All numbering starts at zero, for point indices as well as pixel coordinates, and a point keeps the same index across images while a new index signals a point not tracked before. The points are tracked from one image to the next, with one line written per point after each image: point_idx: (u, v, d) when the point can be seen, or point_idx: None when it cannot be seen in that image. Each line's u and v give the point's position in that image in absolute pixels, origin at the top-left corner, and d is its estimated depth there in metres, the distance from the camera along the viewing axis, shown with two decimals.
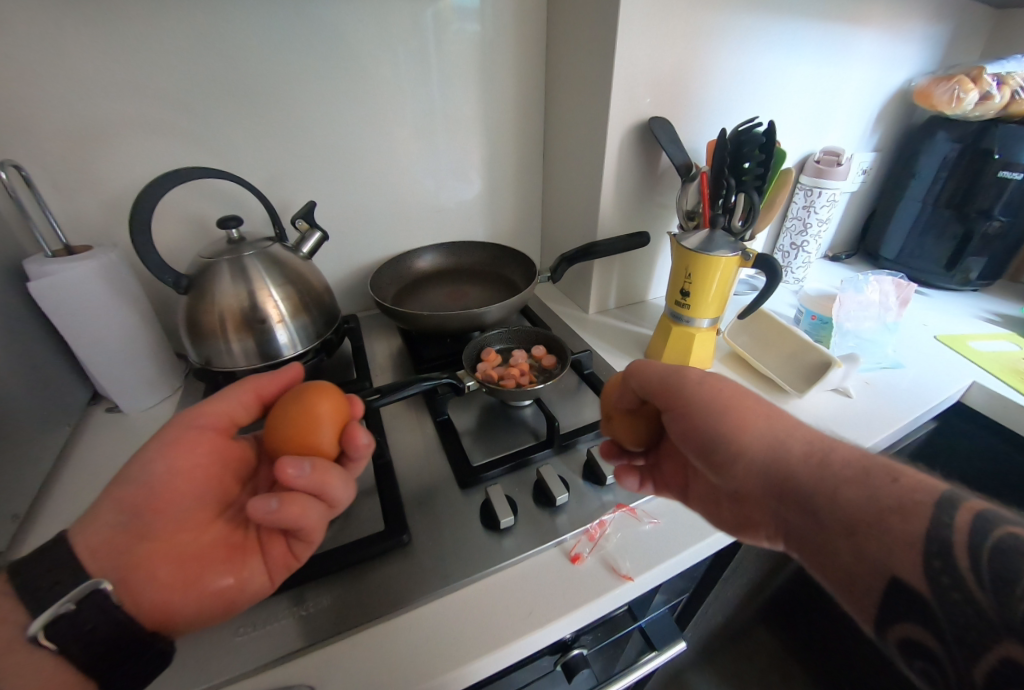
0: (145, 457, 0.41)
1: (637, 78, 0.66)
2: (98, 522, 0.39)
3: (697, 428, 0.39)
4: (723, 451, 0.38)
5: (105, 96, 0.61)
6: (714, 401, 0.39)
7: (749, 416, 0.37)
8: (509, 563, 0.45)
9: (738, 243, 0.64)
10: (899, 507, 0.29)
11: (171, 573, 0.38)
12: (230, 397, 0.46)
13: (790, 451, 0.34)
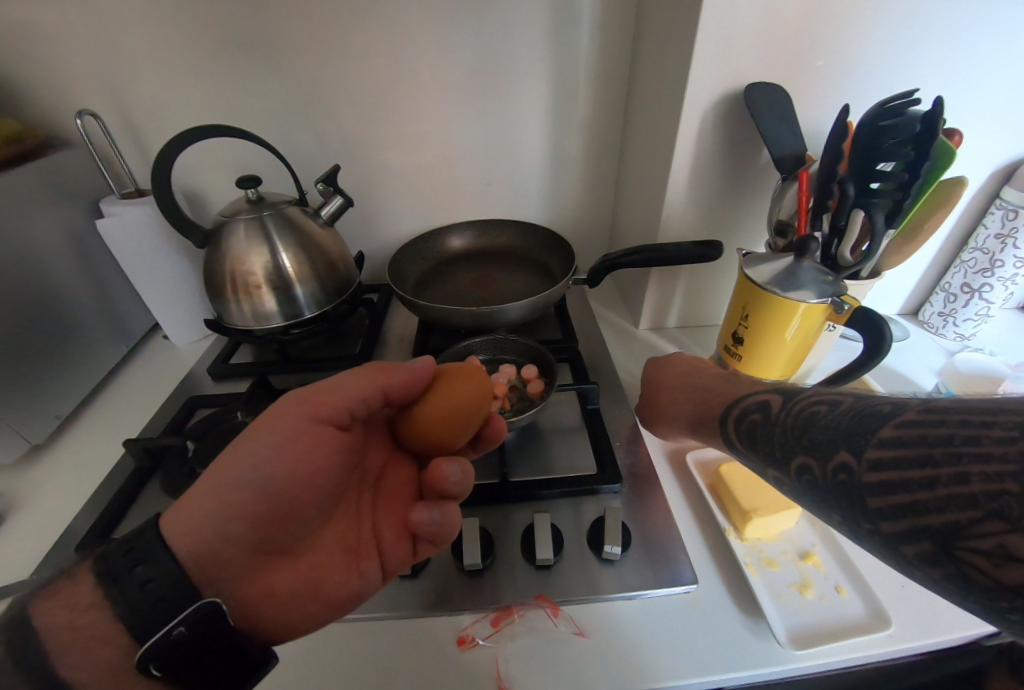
0: (288, 455, 0.33)
1: (730, 30, 0.48)
2: (206, 520, 0.31)
3: (663, 418, 0.44)
4: (667, 399, 0.44)
5: (177, 52, 0.66)
6: (663, 377, 0.46)
7: (680, 368, 0.45)
8: (387, 618, 0.40)
9: (837, 284, 0.43)
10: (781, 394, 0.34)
11: (288, 580, 0.34)
12: (355, 387, 0.36)
13: (711, 379, 0.41)
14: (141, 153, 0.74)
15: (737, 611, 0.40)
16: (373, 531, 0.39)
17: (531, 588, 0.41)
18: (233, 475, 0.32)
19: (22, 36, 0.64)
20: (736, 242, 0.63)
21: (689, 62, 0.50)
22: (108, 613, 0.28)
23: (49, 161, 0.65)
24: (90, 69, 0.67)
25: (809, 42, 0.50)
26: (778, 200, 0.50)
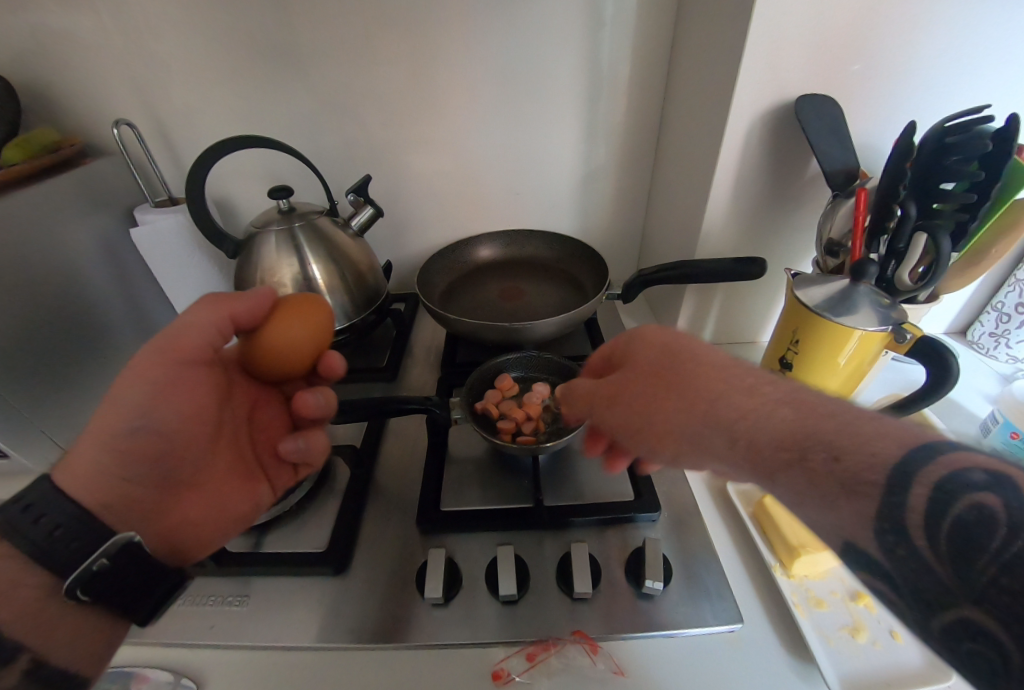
0: (156, 401, 0.36)
1: (784, 39, 0.46)
2: (94, 468, 0.34)
3: (626, 423, 0.34)
4: (640, 407, 0.33)
5: (213, 61, 0.66)
6: (640, 382, 0.34)
7: (667, 371, 0.33)
8: (420, 648, 0.39)
9: (895, 309, 0.41)
10: (799, 441, 0.25)
11: (194, 506, 0.39)
12: (201, 327, 0.38)
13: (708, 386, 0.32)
14: (172, 161, 0.75)
15: (785, 654, 0.38)
16: (257, 456, 0.46)
17: (567, 621, 0.39)
18: (97, 416, 0.35)
19: (59, 46, 0.64)
20: (778, 258, 0.60)
21: (734, 72, 0.48)
22: (25, 567, 0.30)
23: (84, 169, 0.65)
24: (127, 79, 0.68)
25: (863, 51, 0.47)
26: (829, 217, 0.48)
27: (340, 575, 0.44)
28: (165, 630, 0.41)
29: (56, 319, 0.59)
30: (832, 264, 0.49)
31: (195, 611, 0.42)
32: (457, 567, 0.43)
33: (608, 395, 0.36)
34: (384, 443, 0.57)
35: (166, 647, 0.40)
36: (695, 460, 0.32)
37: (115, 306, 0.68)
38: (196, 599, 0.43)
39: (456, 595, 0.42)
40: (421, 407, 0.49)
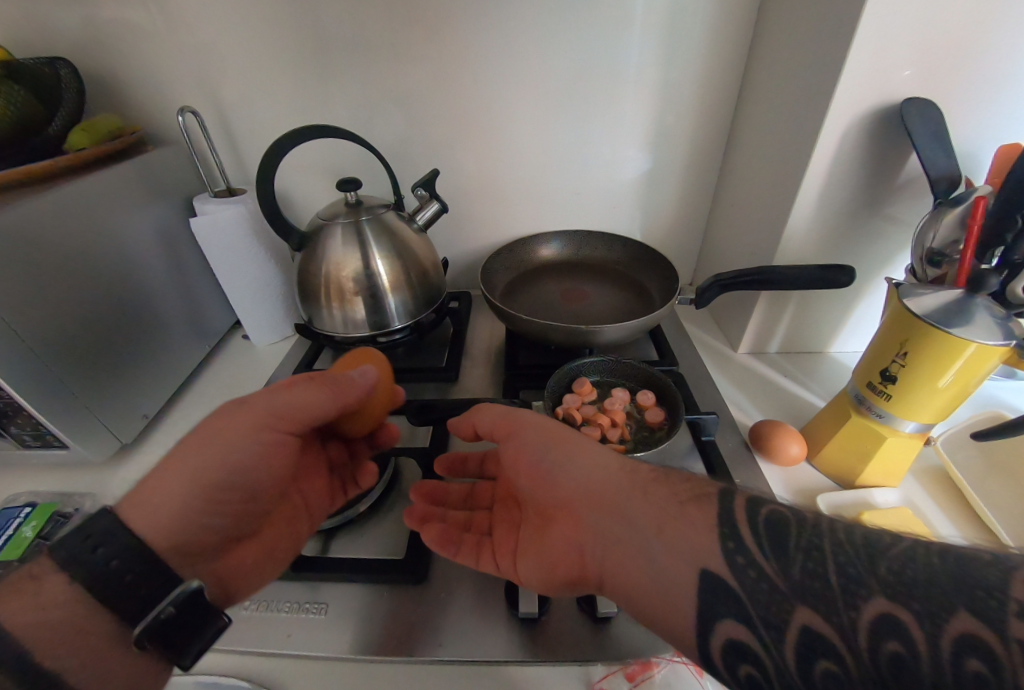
0: (258, 447, 0.39)
1: (894, 40, 0.44)
2: (181, 504, 0.36)
3: (528, 446, 0.41)
4: (574, 449, 0.38)
5: (280, 51, 0.65)
6: (545, 423, 0.41)
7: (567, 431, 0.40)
8: (512, 663, 0.37)
9: (1015, 322, 0.39)
10: (706, 562, 0.29)
11: (248, 550, 0.40)
12: (318, 403, 0.41)
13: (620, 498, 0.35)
14: (230, 152, 0.74)
15: None
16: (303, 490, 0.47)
17: (667, 641, 0.38)
18: (196, 454, 0.37)
19: (126, 31, 0.63)
20: (861, 267, 0.58)
21: (836, 73, 0.47)
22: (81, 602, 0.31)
23: (146, 157, 0.64)
24: (190, 67, 0.67)
25: (976, 55, 0.46)
26: (933, 225, 0.46)
27: (418, 584, 0.42)
28: (241, 634, 0.40)
29: (116, 309, 0.58)
30: (933, 273, 0.47)
31: (270, 617, 0.40)
32: None
33: (507, 435, 0.43)
34: (451, 446, 0.56)
35: (245, 652, 0.39)
36: (633, 507, 0.33)
37: (170, 296, 0.67)
38: (272, 604, 0.41)
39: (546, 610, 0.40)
40: None
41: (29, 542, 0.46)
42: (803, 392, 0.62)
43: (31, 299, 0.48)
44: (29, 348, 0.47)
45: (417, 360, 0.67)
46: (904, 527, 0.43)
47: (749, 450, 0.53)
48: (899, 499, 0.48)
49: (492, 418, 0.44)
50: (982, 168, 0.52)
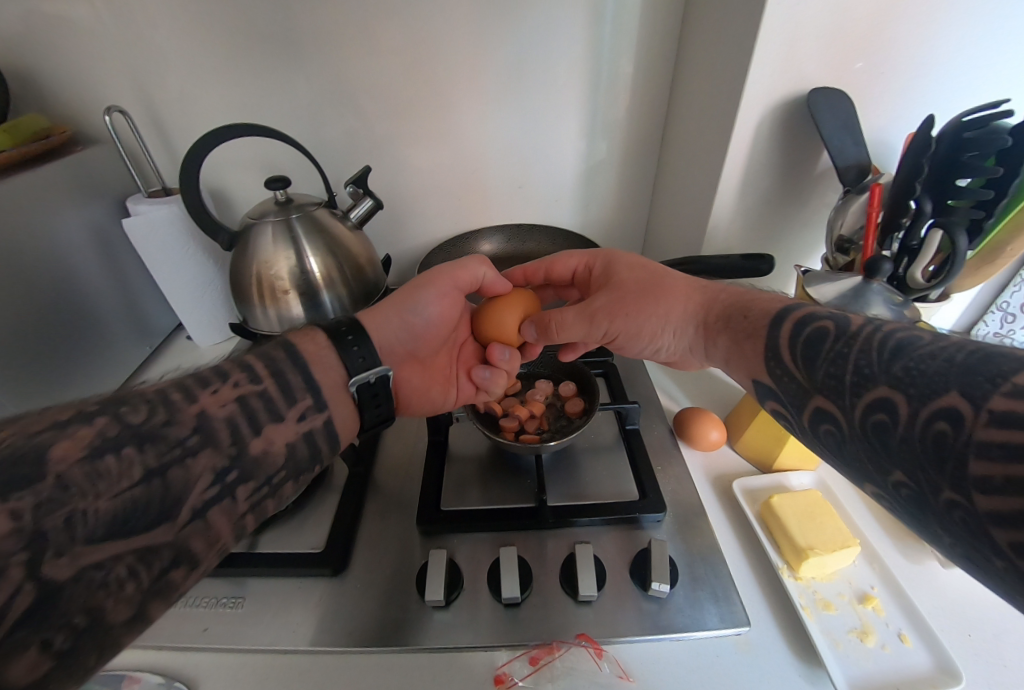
0: (434, 315, 0.47)
1: (800, 31, 0.45)
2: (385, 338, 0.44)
3: (603, 329, 0.44)
4: (653, 333, 0.42)
5: (208, 47, 0.64)
6: (622, 297, 0.43)
7: (647, 306, 0.42)
8: (423, 651, 0.38)
9: (908, 307, 0.41)
10: (758, 377, 0.34)
11: (416, 375, 0.47)
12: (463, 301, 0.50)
13: (687, 338, 0.41)
14: (167, 151, 0.73)
15: (793, 656, 0.37)
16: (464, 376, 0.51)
17: (571, 624, 0.39)
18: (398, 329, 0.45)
19: (50, 28, 0.62)
20: (785, 256, 0.60)
21: (746, 63, 0.47)
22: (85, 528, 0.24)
23: (74, 158, 0.63)
24: (119, 64, 0.65)
25: (879, 45, 0.46)
26: (841, 213, 0.47)
27: (339, 575, 0.44)
28: (155, 629, 0.40)
29: (45, 312, 0.58)
30: (841, 260, 0.48)
31: (187, 612, 0.41)
32: (457, 568, 0.42)
33: (581, 322, 0.44)
34: (386, 441, 0.57)
35: (160, 649, 0.39)
36: (710, 344, 0.39)
37: (107, 298, 0.67)
38: (191, 600, 0.42)
39: (459, 594, 0.41)
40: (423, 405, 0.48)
41: None
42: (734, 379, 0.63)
43: None
44: None
45: None
46: (809, 508, 0.44)
47: (674, 438, 0.55)
48: (813, 482, 0.49)
49: (564, 313, 0.45)
50: (894, 157, 0.54)
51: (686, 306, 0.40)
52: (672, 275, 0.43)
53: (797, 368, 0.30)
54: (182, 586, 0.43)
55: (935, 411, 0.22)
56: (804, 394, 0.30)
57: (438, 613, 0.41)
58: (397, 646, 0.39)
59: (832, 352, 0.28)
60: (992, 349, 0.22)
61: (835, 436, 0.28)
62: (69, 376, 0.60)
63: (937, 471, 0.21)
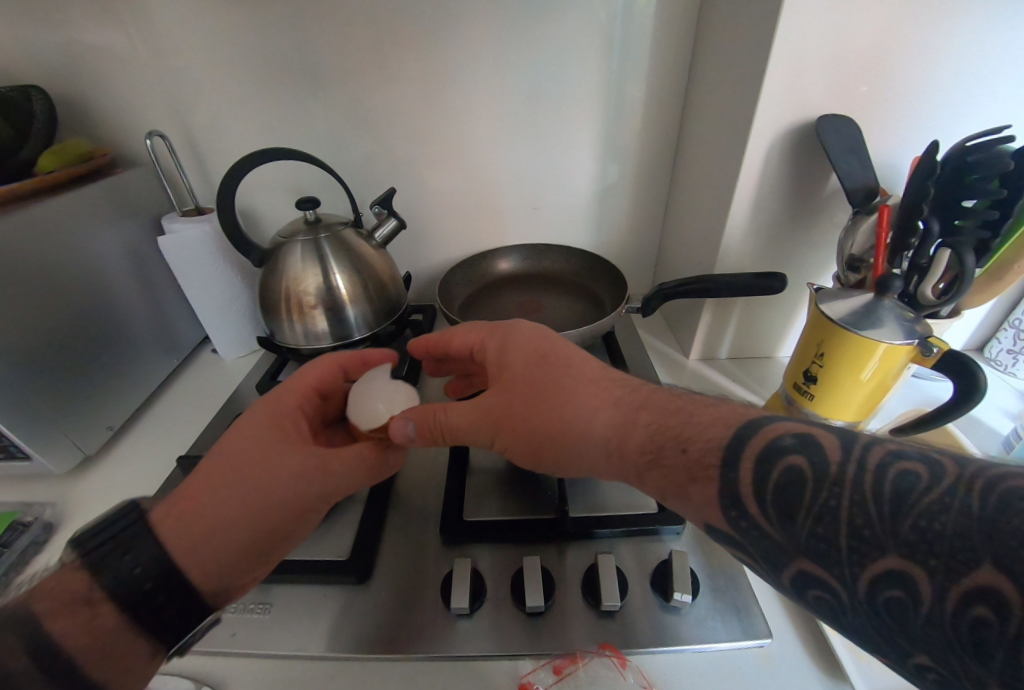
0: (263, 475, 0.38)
1: (808, 63, 0.48)
2: (204, 537, 0.36)
3: (502, 436, 0.42)
4: (568, 436, 0.38)
5: (244, 77, 0.68)
6: (530, 382, 0.41)
7: (556, 387, 0.40)
8: (447, 659, 0.39)
9: (920, 323, 0.42)
10: (710, 520, 0.31)
11: (236, 545, 0.36)
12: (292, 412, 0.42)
13: (590, 450, 0.38)
14: (201, 173, 0.77)
15: (815, 670, 0.37)
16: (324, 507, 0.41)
17: (594, 634, 0.39)
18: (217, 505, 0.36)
19: (101, 61, 0.67)
20: (796, 275, 0.61)
21: (757, 92, 0.50)
22: None
23: (116, 180, 0.67)
24: (161, 94, 0.70)
25: (882, 74, 0.49)
26: (851, 234, 0.49)
27: (364, 583, 0.44)
28: None
29: (81, 324, 0.60)
30: (853, 278, 0.50)
31: (216, 617, 0.42)
32: (480, 577, 0.43)
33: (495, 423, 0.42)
34: (407, 453, 0.58)
35: (189, 652, 0.40)
36: (625, 470, 0.36)
37: (139, 312, 0.70)
38: None
39: (483, 604, 0.42)
40: None
41: None
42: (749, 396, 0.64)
43: None
44: None
45: None
46: None
47: None
48: None
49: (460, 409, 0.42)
50: (901, 179, 0.56)
51: (596, 421, 0.37)
52: (567, 370, 0.41)
53: (876, 518, 0.25)
54: None
55: (972, 588, 0.21)
56: (868, 550, 0.25)
57: (460, 622, 0.41)
58: (422, 656, 0.39)
59: (918, 507, 0.24)
60: (1009, 495, 0.22)
61: (828, 603, 0.27)
62: (98, 386, 0.62)
63: (971, 655, 0.21)
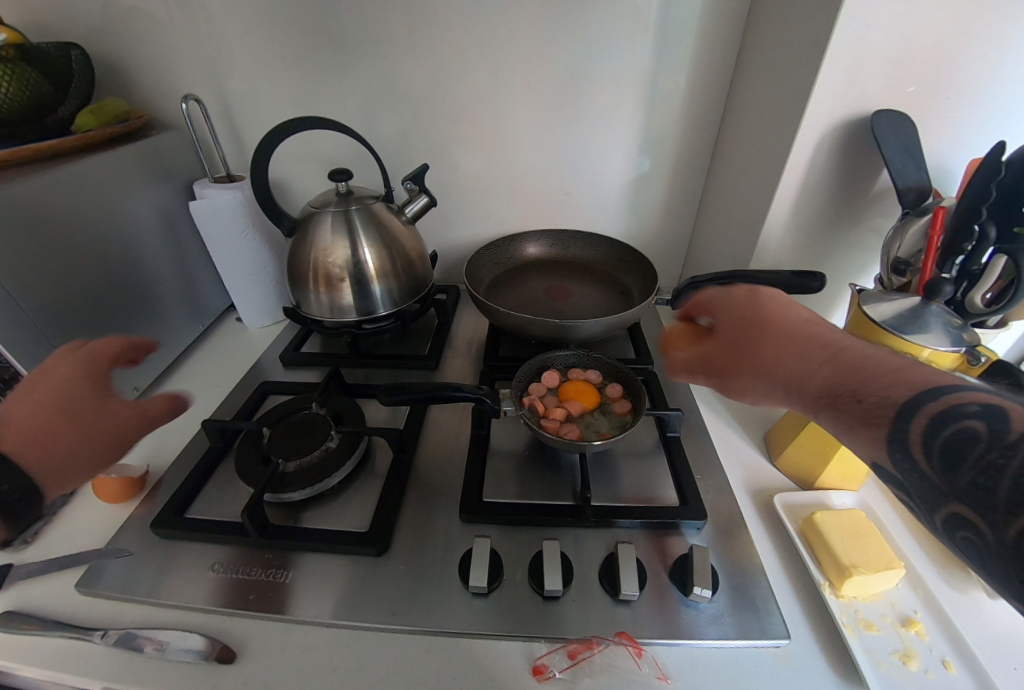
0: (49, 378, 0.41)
1: (868, 56, 0.46)
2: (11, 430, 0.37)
3: (793, 339, 0.35)
4: (779, 361, 0.34)
5: (282, 45, 0.68)
6: (742, 312, 0.39)
7: (758, 319, 0.38)
8: (462, 635, 0.39)
9: (968, 331, 0.41)
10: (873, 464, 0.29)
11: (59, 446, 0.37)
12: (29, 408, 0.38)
13: (881, 358, 0.31)
14: (233, 140, 0.77)
15: (833, 674, 0.37)
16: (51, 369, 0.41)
17: (611, 622, 0.39)
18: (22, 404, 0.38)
19: (140, 22, 0.66)
20: (835, 275, 0.60)
21: (812, 83, 0.48)
22: None
23: (151, 142, 0.67)
24: (198, 58, 0.69)
25: (948, 71, 0.47)
26: (899, 235, 0.47)
27: (383, 555, 0.45)
28: (206, 592, 0.42)
29: (110, 283, 0.60)
30: (896, 282, 0.48)
31: (237, 578, 0.43)
32: (499, 557, 0.43)
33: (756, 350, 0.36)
34: (427, 431, 0.58)
35: (211, 609, 0.41)
36: (802, 359, 0.33)
37: (167, 276, 0.70)
38: (239, 568, 0.44)
39: (500, 584, 0.42)
40: (471, 396, 0.49)
41: None
42: None
43: (30, 268, 0.50)
44: (26, 317, 0.50)
45: (402, 347, 0.70)
46: (852, 527, 0.44)
47: (714, 450, 0.55)
48: (855, 502, 0.49)
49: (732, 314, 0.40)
50: (955, 181, 0.53)
51: (801, 351, 0.34)
52: (773, 306, 0.39)
53: (929, 469, 0.25)
54: (231, 554, 0.45)
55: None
56: (935, 497, 0.25)
57: (477, 600, 0.41)
58: (440, 631, 0.39)
59: (979, 462, 0.23)
60: None
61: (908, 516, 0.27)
62: None
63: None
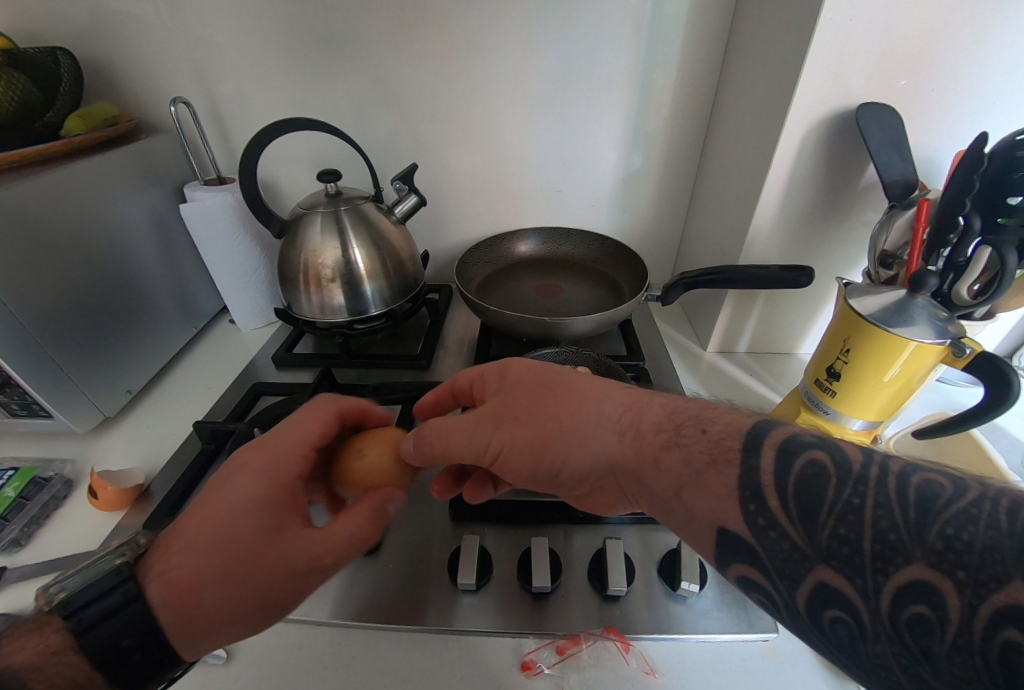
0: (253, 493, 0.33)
1: (851, 50, 0.46)
2: (181, 566, 0.31)
3: (588, 419, 0.35)
4: (574, 444, 0.35)
5: (269, 47, 0.68)
6: (530, 380, 0.39)
7: (556, 391, 0.37)
8: (451, 632, 0.39)
9: (954, 323, 0.41)
10: (724, 521, 0.28)
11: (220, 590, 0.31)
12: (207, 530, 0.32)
13: (664, 443, 0.32)
14: (223, 142, 0.77)
15: (820, 666, 0.37)
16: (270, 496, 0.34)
17: (599, 617, 0.39)
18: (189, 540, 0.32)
19: (128, 26, 0.66)
20: (824, 269, 0.60)
21: (796, 78, 0.48)
22: None
23: (141, 146, 0.67)
24: (187, 61, 0.69)
25: (932, 63, 0.47)
26: (885, 228, 0.48)
27: (374, 553, 0.45)
28: None
29: (102, 287, 0.61)
30: (883, 275, 0.48)
31: None
32: (488, 554, 0.43)
33: (541, 436, 0.36)
34: None
35: None
36: (589, 444, 0.35)
37: (159, 279, 0.70)
38: None
39: (490, 581, 0.42)
40: None
41: (10, 502, 0.49)
42: (765, 390, 0.63)
43: (21, 272, 0.50)
44: (16, 322, 0.50)
45: (394, 346, 0.70)
46: None
47: None
48: None
49: (514, 375, 0.40)
50: (941, 174, 0.53)
51: (594, 441, 0.34)
52: (559, 371, 0.39)
53: (791, 527, 0.25)
54: None
55: (902, 587, 0.21)
56: (799, 563, 0.25)
57: (466, 598, 0.41)
58: (430, 628, 0.40)
59: (838, 506, 0.24)
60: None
61: (768, 605, 0.27)
62: (118, 349, 0.63)
63: (929, 670, 0.20)
